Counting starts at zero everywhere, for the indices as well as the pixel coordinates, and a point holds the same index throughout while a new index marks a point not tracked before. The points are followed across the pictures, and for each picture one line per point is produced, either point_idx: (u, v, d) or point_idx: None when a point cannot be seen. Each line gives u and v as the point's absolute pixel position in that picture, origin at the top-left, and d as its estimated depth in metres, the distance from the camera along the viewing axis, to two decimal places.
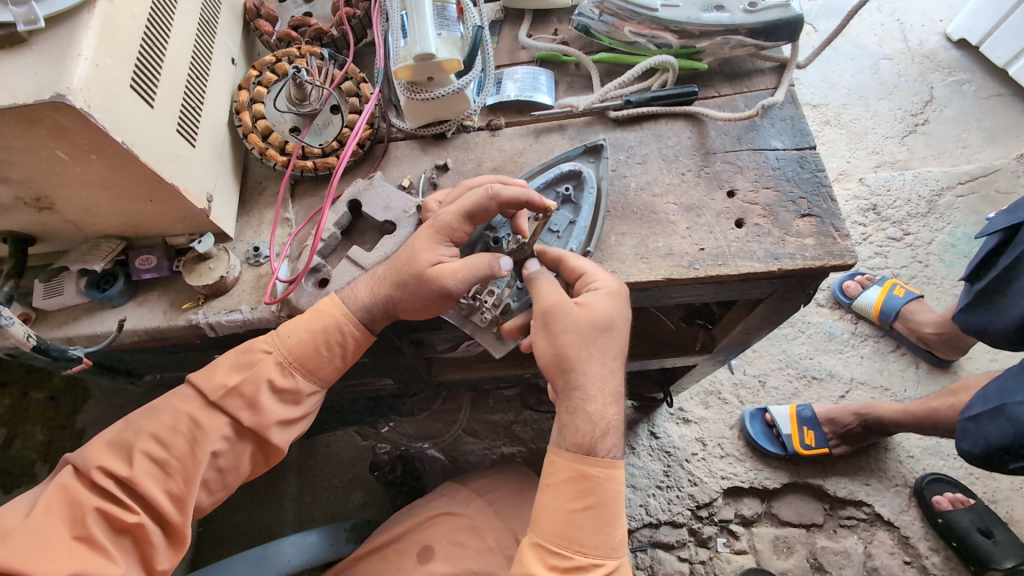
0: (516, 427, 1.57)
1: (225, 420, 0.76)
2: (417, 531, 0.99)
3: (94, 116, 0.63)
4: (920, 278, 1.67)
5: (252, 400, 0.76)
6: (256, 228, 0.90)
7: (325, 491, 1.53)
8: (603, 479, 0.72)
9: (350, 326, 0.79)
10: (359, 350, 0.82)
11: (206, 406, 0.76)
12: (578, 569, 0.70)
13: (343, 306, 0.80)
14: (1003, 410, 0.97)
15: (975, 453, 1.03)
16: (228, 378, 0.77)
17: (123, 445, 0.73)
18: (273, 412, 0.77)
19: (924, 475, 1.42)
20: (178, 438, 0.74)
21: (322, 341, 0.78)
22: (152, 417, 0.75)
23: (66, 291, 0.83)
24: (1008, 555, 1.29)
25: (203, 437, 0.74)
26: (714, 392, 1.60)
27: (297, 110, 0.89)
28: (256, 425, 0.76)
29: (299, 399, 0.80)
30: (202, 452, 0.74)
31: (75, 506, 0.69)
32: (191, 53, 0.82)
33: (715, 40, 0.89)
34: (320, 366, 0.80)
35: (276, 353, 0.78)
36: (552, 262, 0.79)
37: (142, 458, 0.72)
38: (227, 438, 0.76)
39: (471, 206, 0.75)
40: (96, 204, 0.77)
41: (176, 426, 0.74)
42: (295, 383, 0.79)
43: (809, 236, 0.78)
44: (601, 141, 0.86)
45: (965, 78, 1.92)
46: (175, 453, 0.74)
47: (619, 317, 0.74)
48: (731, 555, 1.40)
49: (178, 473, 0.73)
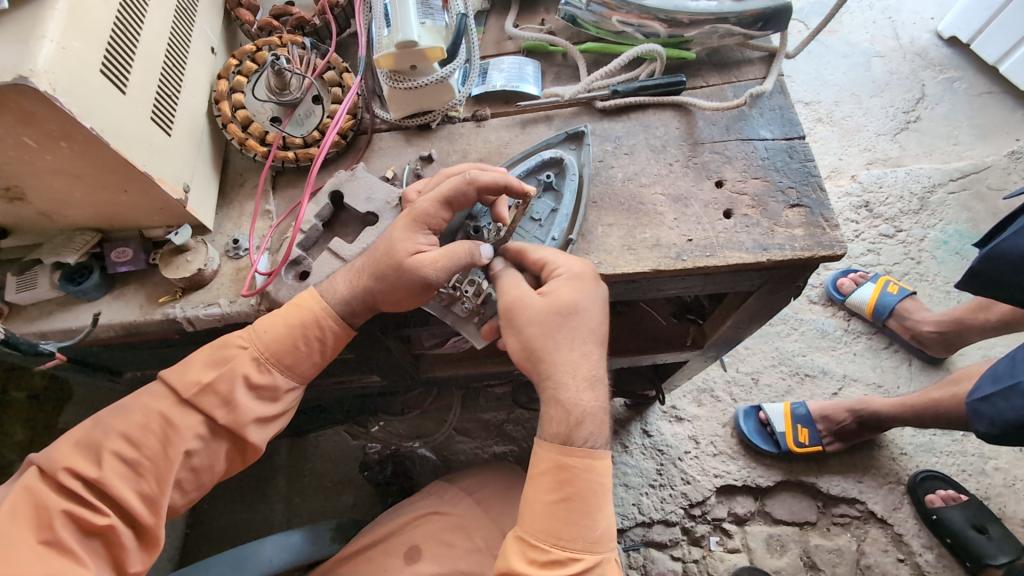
0: (508, 426, 1.55)
1: (200, 418, 0.74)
2: (403, 531, 0.97)
3: (60, 99, 0.61)
4: (912, 275, 1.66)
5: (227, 396, 0.74)
6: (236, 221, 0.88)
7: (314, 491, 1.51)
8: (582, 471, 0.70)
9: (329, 319, 0.77)
10: (339, 344, 0.80)
11: (179, 403, 0.74)
12: (556, 563, 0.68)
13: (321, 300, 0.78)
14: (1016, 388, 0.96)
15: (992, 435, 1.02)
16: (204, 374, 0.74)
17: (92, 445, 0.71)
18: (249, 409, 0.75)
19: (917, 473, 1.41)
20: (151, 437, 0.72)
21: (300, 336, 0.77)
22: (123, 416, 0.73)
23: (39, 285, 0.81)
24: (1003, 551, 1.28)
25: (177, 436, 0.72)
26: (706, 390, 1.58)
27: (277, 100, 0.87)
28: (232, 423, 0.74)
29: (278, 395, 0.78)
30: (175, 452, 0.72)
31: (41, 510, 0.66)
32: (167, 40, 0.80)
33: (704, 29, 0.88)
34: (299, 361, 0.78)
35: (252, 348, 0.76)
36: (513, 257, 0.79)
37: (112, 458, 0.70)
38: (202, 437, 0.74)
39: (448, 192, 0.74)
40: (69, 194, 0.75)
41: (148, 425, 0.72)
42: (273, 379, 0.77)
43: (798, 227, 0.77)
44: (582, 128, 0.85)
45: (957, 75, 1.92)
46: (148, 452, 0.71)
47: (584, 299, 0.72)
48: (724, 554, 1.39)
49: (150, 473, 0.71)
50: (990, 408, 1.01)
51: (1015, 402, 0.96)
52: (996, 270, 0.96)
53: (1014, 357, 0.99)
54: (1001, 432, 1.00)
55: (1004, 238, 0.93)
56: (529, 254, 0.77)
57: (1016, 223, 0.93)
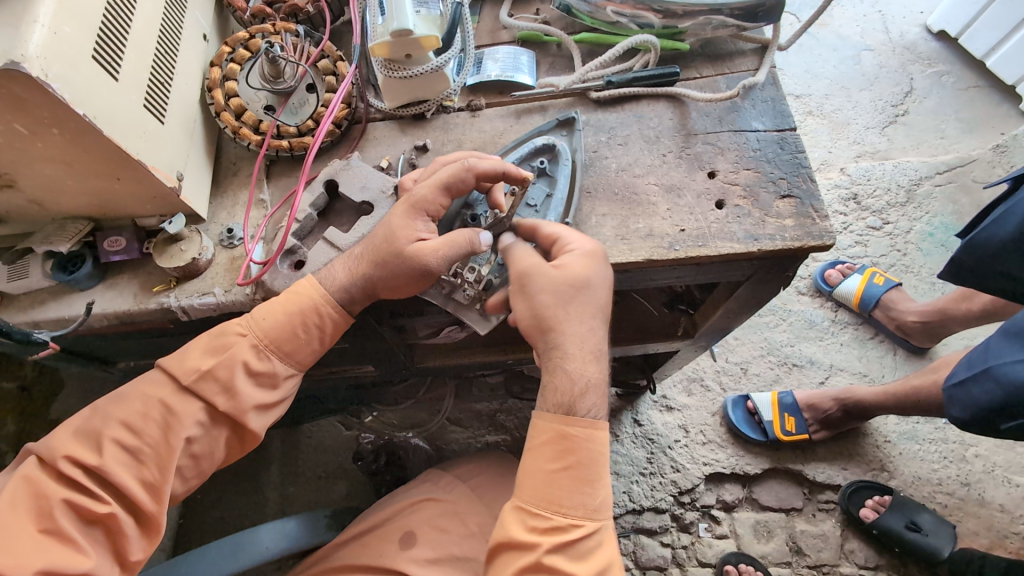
0: (501, 416, 1.57)
1: (200, 405, 0.74)
2: (400, 518, 0.98)
3: (52, 86, 0.61)
4: (898, 266, 1.69)
5: (226, 383, 0.74)
6: (231, 210, 0.87)
7: (307, 480, 1.52)
8: (583, 439, 0.72)
9: (327, 307, 0.77)
10: (337, 331, 0.80)
11: (179, 391, 0.74)
12: (557, 529, 0.70)
13: (320, 288, 0.78)
14: (988, 372, 0.97)
15: (965, 419, 1.04)
16: (203, 361, 0.75)
17: (91, 435, 0.71)
18: (248, 396, 0.75)
19: (842, 488, 1.44)
20: (151, 425, 0.72)
21: (299, 324, 0.77)
22: (121, 404, 0.73)
23: (31, 274, 0.80)
24: (943, 542, 1.32)
25: (177, 424, 0.72)
26: (696, 379, 1.60)
27: (271, 88, 0.87)
28: (232, 410, 0.74)
29: (276, 383, 0.78)
30: (176, 439, 0.72)
31: (42, 499, 0.67)
32: (159, 26, 0.79)
33: (698, 20, 0.88)
34: (298, 349, 0.79)
35: (250, 336, 0.77)
36: (527, 232, 0.80)
37: (113, 446, 0.70)
38: (201, 424, 0.74)
39: (447, 178, 0.74)
40: (61, 182, 0.74)
41: (148, 413, 0.72)
42: (271, 366, 0.77)
43: (788, 217, 0.78)
44: (573, 113, 0.87)
45: (945, 69, 1.94)
46: (148, 440, 0.72)
47: (596, 275, 0.73)
48: (712, 540, 1.42)
49: (151, 461, 0.71)
50: (964, 394, 1.02)
51: (987, 386, 0.97)
52: (974, 258, 0.99)
53: (988, 343, 1.00)
54: (976, 416, 1.01)
55: (984, 228, 0.95)
56: (518, 241, 0.79)
57: (996, 213, 0.95)
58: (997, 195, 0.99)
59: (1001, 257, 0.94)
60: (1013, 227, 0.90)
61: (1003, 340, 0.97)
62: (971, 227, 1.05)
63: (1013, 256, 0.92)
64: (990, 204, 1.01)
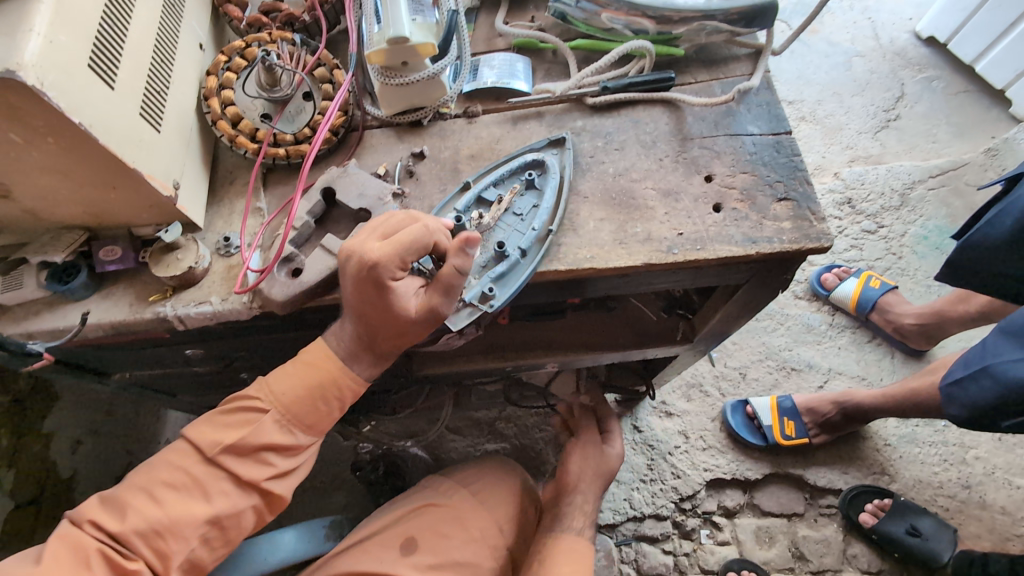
0: (500, 423, 1.56)
1: (225, 475, 0.75)
2: (399, 525, 0.97)
3: (47, 94, 0.61)
4: (894, 269, 1.70)
5: (250, 455, 0.75)
6: (227, 219, 0.87)
7: (305, 491, 1.50)
8: None
9: (348, 378, 0.79)
10: (357, 399, 0.81)
11: (203, 461, 0.75)
12: None
13: (339, 360, 0.79)
14: (985, 370, 0.97)
15: (964, 418, 1.04)
16: (224, 435, 0.75)
17: (120, 502, 0.73)
18: (272, 466, 0.76)
19: (845, 491, 1.43)
20: (176, 491, 0.73)
21: (320, 395, 0.78)
22: (152, 471, 0.75)
23: (25, 284, 0.80)
24: (944, 547, 1.32)
25: (203, 492, 0.74)
26: (696, 384, 1.60)
27: (267, 96, 0.87)
28: (255, 480, 0.75)
29: (298, 453, 0.79)
30: (200, 508, 0.73)
31: (81, 552, 0.70)
32: (155, 35, 0.79)
33: (692, 26, 0.89)
34: (320, 421, 0.79)
35: (273, 409, 0.76)
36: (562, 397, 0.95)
37: (138, 512, 0.72)
38: (228, 493, 0.75)
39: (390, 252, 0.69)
40: (57, 192, 0.74)
41: (175, 480, 0.74)
42: (294, 439, 0.78)
43: (785, 220, 0.79)
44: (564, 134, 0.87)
45: (935, 75, 1.97)
46: (171, 509, 0.72)
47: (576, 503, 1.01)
48: (714, 546, 1.41)
49: (173, 530, 0.72)
50: (962, 392, 1.02)
51: (986, 385, 0.97)
52: (970, 257, 0.99)
53: (984, 341, 1.00)
54: (975, 414, 1.01)
55: (978, 227, 0.96)
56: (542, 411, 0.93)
57: (990, 213, 0.96)
58: (990, 195, 1.00)
59: (997, 257, 0.95)
60: (1008, 226, 0.91)
61: (1000, 338, 0.97)
62: (965, 228, 1.05)
63: (1010, 256, 0.93)
64: (984, 203, 1.01)
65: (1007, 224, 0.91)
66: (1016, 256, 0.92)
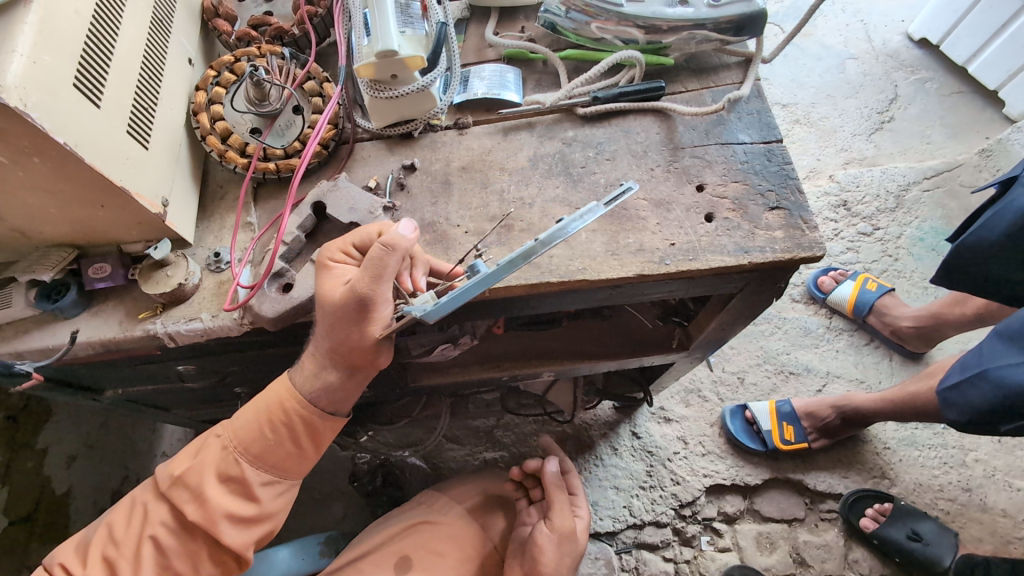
0: (498, 432, 1.55)
1: (169, 510, 0.78)
2: (395, 541, 0.95)
3: (31, 115, 0.60)
4: (890, 271, 1.70)
5: (195, 490, 0.76)
6: (217, 234, 0.86)
7: (302, 503, 1.49)
8: None
9: (293, 403, 0.79)
10: (310, 427, 0.80)
11: (157, 496, 0.79)
12: None
13: (290, 383, 0.80)
14: (982, 374, 0.97)
15: (962, 422, 1.03)
16: (180, 466, 0.78)
17: (86, 542, 0.80)
18: (219, 503, 0.76)
19: (845, 496, 1.42)
20: (129, 528, 0.78)
21: (266, 422, 0.78)
22: (117, 510, 0.81)
23: (14, 303, 0.79)
24: (946, 552, 1.31)
25: (147, 525, 0.77)
26: (694, 390, 1.59)
27: (256, 111, 0.86)
28: (201, 517, 0.75)
29: (251, 491, 0.78)
30: (145, 539, 0.76)
31: None
32: (143, 52, 0.79)
33: (682, 35, 0.89)
34: (269, 451, 0.79)
35: (222, 437, 0.79)
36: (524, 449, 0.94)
37: (96, 553, 0.77)
38: (172, 528, 0.77)
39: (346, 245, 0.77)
40: (44, 212, 0.73)
41: (131, 515, 0.79)
42: (241, 471, 0.77)
43: (778, 229, 0.78)
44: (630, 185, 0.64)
45: (928, 76, 1.97)
46: (124, 547, 0.77)
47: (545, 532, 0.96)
48: (714, 553, 1.40)
49: (125, 564, 0.76)
50: (960, 396, 1.01)
51: (984, 389, 0.96)
52: (965, 261, 0.99)
53: (980, 346, 0.99)
54: (973, 419, 1.00)
55: (972, 232, 0.95)
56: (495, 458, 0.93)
57: (984, 216, 0.95)
58: (985, 199, 1.00)
59: (992, 262, 0.94)
60: (1002, 230, 0.91)
61: (997, 342, 0.96)
62: (960, 231, 1.05)
63: (1004, 261, 0.93)
64: (978, 206, 1.01)
65: (1001, 228, 0.91)
66: (1009, 260, 0.92)
